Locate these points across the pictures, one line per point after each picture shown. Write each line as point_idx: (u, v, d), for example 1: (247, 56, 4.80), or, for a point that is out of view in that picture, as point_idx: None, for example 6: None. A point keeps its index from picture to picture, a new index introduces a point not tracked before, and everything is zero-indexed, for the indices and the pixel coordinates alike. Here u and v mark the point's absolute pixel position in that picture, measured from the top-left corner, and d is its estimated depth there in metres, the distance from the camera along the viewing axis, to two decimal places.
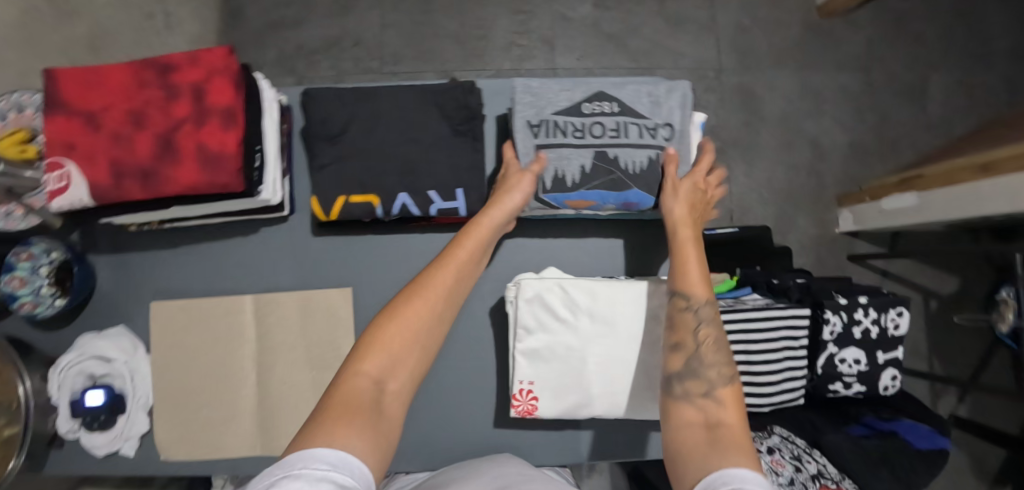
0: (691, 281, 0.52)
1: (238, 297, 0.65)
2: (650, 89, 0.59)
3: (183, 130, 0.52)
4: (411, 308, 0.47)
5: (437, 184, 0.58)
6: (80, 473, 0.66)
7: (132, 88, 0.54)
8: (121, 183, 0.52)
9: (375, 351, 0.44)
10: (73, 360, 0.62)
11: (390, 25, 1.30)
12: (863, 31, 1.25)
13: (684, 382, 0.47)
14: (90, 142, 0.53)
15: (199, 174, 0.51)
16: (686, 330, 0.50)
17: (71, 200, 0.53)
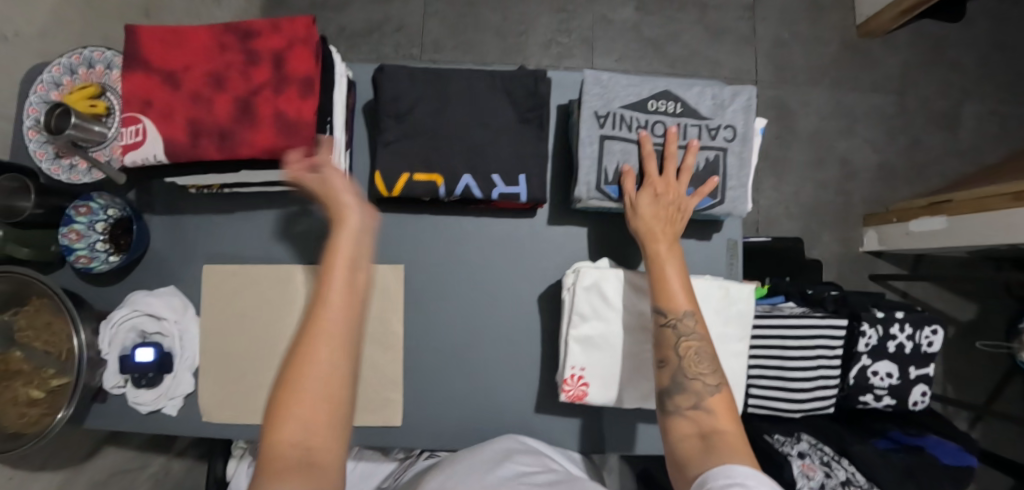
0: (671, 293, 0.51)
1: (290, 266, 0.66)
2: (714, 91, 0.59)
3: (262, 95, 0.53)
4: (314, 343, 0.40)
5: (501, 169, 0.59)
6: (120, 429, 0.67)
7: (212, 50, 0.55)
8: (198, 142, 0.53)
9: (287, 410, 0.38)
10: (125, 315, 0.63)
11: (433, 14, 1.31)
12: (900, 54, 1.26)
13: (672, 399, 0.47)
14: (167, 99, 0.54)
15: (276, 138, 0.52)
16: (668, 347, 0.49)
17: (145, 155, 0.54)
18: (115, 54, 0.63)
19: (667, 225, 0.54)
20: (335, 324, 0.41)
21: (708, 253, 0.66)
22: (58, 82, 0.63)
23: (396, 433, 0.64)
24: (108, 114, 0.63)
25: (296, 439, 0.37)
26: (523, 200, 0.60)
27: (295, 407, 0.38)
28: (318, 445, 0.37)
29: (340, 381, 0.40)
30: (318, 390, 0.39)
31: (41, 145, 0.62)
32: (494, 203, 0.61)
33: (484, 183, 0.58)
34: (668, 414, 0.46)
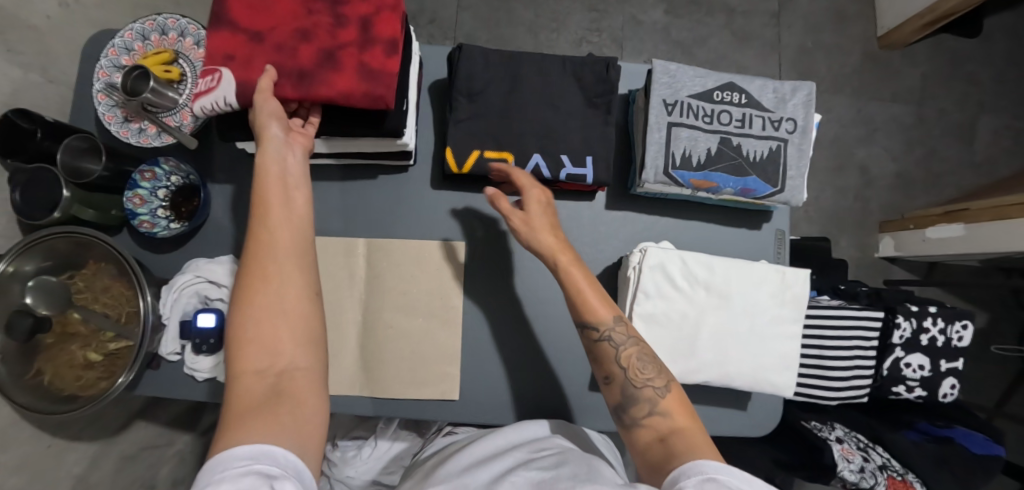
0: (586, 310, 0.51)
1: (350, 239, 0.66)
2: (776, 85, 0.62)
3: (347, 50, 0.53)
4: (259, 282, 0.43)
5: (570, 150, 0.60)
6: (173, 397, 0.66)
7: (299, 8, 0.55)
8: (276, 87, 0.52)
9: (245, 345, 0.41)
10: (187, 281, 0.64)
11: (466, 7, 1.31)
12: (920, 67, 1.33)
13: (628, 413, 0.48)
14: (248, 51, 0.53)
15: (359, 84, 0.52)
16: (610, 361, 0.50)
17: (216, 99, 0.52)
18: (189, 22, 0.64)
19: (556, 235, 0.53)
20: (280, 252, 0.45)
21: (758, 241, 0.68)
22: (130, 47, 0.64)
23: (452, 408, 0.65)
24: (179, 80, 0.64)
25: (262, 368, 0.41)
26: (589, 182, 0.61)
27: (252, 338, 0.42)
28: (289, 371, 0.41)
29: (292, 305, 0.44)
30: (277, 319, 0.43)
31: (110, 108, 0.64)
32: (558, 184, 0.63)
33: (553, 163, 0.60)
34: (629, 429, 0.47)
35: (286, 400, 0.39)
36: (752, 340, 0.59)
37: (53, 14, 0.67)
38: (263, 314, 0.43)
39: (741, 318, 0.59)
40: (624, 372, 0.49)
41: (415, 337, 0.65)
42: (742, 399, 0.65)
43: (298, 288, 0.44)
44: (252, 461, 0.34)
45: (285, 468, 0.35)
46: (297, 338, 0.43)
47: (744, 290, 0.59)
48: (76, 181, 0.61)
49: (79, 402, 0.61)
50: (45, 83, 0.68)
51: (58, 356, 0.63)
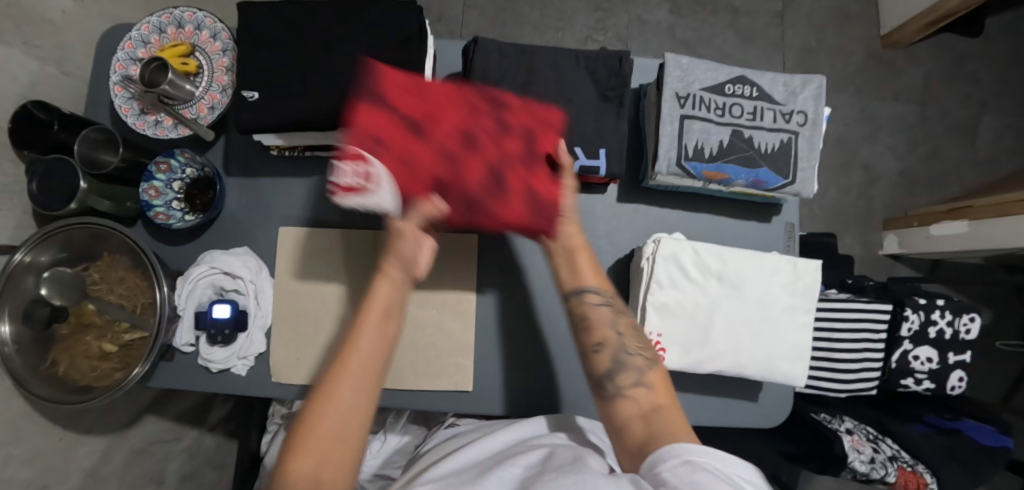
0: (585, 274, 0.54)
1: (365, 232, 0.67)
2: (786, 79, 0.63)
3: (512, 169, 0.51)
4: (338, 388, 0.40)
5: (583, 142, 0.61)
6: (186, 389, 0.67)
7: (463, 110, 0.51)
8: (442, 204, 0.49)
9: (301, 450, 0.37)
10: (203, 272, 0.64)
11: (473, 6, 1.32)
12: (922, 67, 1.34)
13: (614, 379, 0.48)
14: (410, 149, 0.48)
15: (526, 215, 0.51)
16: (605, 328, 0.52)
17: (375, 203, 0.47)
18: (205, 15, 0.65)
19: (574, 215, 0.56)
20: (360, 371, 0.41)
21: (768, 233, 0.69)
22: (146, 40, 0.65)
23: (466, 399, 0.65)
24: (196, 72, 0.65)
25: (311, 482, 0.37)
26: (602, 174, 0.62)
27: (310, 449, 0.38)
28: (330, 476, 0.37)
29: (355, 425, 0.40)
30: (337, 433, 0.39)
31: (127, 100, 0.64)
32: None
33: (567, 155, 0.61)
34: (613, 398, 0.48)
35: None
36: (765, 330, 0.59)
37: (68, 9, 0.68)
38: (338, 421, 0.39)
39: (753, 307, 0.60)
40: (619, 339, 0.51)
41: (429, 328, 0.65)
42: (753, 390, 0.65)
43: (364, 412, 0.40)
44: None
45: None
46: (355, 446, 0.39)
47: (757, 280, 0.60)
48: (93, 172, 0.62)
49: (94, 392, 0.61)
50: (60, 77, 0.68)
51: (74, 347, 0.64)
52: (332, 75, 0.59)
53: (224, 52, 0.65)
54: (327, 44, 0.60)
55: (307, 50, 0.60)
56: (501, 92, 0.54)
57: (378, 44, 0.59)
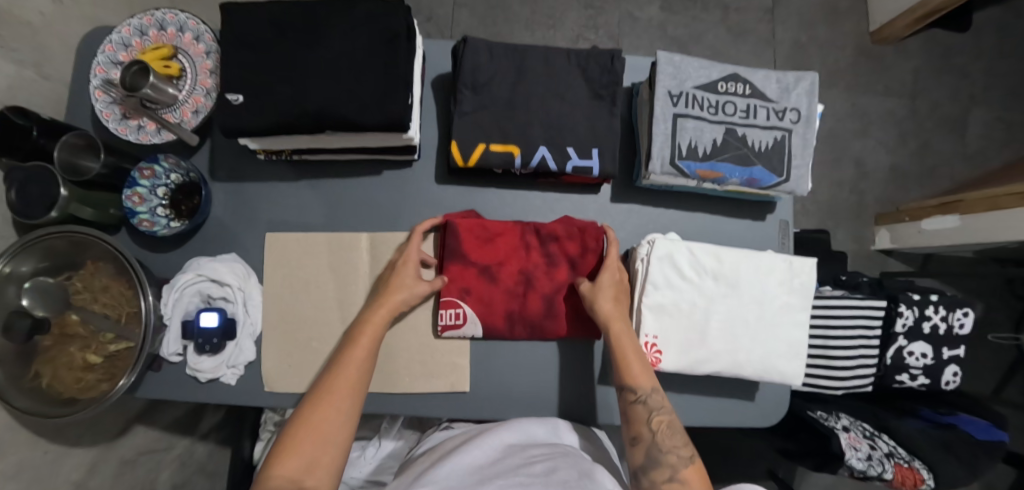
0: (636, 378, 0.54)
1: (353, 235, 0.66)
2: (779, 76, 0.62)
3: (562, 294, 0.63)
4: (329, 391, 0.52)
5: (574, 142, 0.60)
6: (173, 399, 0.65)
7: (522, 250, 0.63)
8: (512, 329, 0.63)
9: (292, 452, 0.47)
10: (190, 279, 0.63)
11: (464, 5, 1.31)
12: (912, 61, 1.35)
13: (648, 476, 0.51)
14: (484, 291, 0.62)
15: (575, 329, 0.63)
16: (641, 423, 0.54)
17: (464, 334, 0.63)
18: (187, 16, 0.63)
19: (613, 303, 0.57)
20: (343, 382, 0.52)
21: (762, 231, 0.68)
22: (127, 43, 0.63)
23: (461, 404, 0.65)
24: (179, 75, 0.63)
25: (296, 478, 0.46)
26: (595, 174, 0.61)
27: (300, 449, 0.47)
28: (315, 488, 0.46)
29: (338, 424, 0.50)
30: (321, 432, 0.49)
31: (108, 105, 0.63)
32: (564, 176, 0.63)
33: (560, 155, 0.60)
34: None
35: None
36: (761, 329, 0.59)
37: (46, 10, 0.66)
38: (328, 424, 0.49)
39: (750, 306, 0.59)
40: (652, 436, 0.53)
41: (423, 332, 0.64)
42: (750, 389, 0.65)
43: (345, 416, 0.51)
44: None
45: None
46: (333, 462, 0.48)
47: (752, 279, 0.59)
48: (75, 180, 0.60)
49: (79, 405, 0.59)
50: (39, 80, 0.67)
51: (58, 359, 0.62)
52: (320, 76, 0.58)
53: (208, 54, 0.63)
54: (311, 43, 0.58)
55: (293, 51, 0.58)
56: (548, 223, 0.64)
57: (365, 44, 0.58)
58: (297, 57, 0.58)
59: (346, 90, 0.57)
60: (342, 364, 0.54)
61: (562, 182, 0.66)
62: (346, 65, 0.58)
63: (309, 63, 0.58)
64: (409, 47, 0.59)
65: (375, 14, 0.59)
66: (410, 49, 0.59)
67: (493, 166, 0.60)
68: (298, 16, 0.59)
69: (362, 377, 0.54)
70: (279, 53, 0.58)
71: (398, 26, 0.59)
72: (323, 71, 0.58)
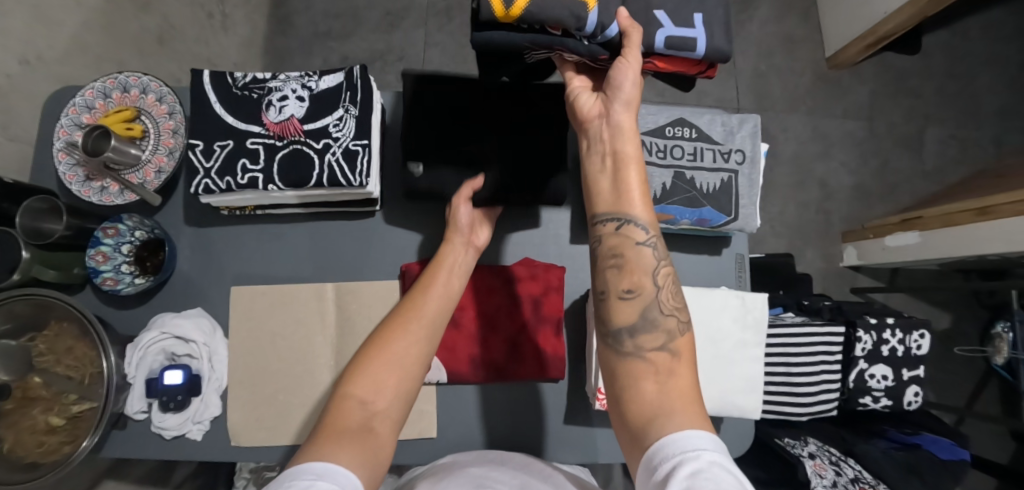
0: (632, 198, 0.44)
1: (319, 285, 0.67)
2: (723, 119, 0.65)
3: (524, 336, 0.64)
4: (408, 323, 0.52)
5: (664, 5, 0.48)
6: (139, 457, 0.65)
7: (484, 294, 0.65)
8: (477, 373, 0.63)
9: (364, 373, 0.48)
10: (154, 337, 0.63)
11: (435, 44, 1.35)
12: (867, 83, 1.41)
13: (638, 338, 0.43)
14: (446, 336, 0.64)
15: (538, 371, 0.63)
16: (642, 273, 0.44)
17: (428, 380, 0.63)
18: (151, 79, 0.65)
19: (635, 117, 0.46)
20: (422, 321, 0.53)
21: (718, 266, 0.70)
22: (91, 105, 0.64)
23: (432, 446, 0.65)
24: (142, 136, 0.64)
25: (366, 399, 0.46)
26: (699, 51, 0.48)
27: (372, 371, 0.48)
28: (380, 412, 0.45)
29: (415, 357, 0.50)
30: (404, 367, 0.49)
31: (71, 167, 0.64)
32: (650, 59, 0.49)
33: (643, 22, 0.47)
34: (630, 354, 0.43)
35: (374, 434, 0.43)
36: (717, 366, 0.61)
37: (13, 73, 0.67)
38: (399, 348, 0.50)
39: (705, 345, 0.61)
40: (656, 292, 0.44)
41: None
42: (714, 422, 0.66)
43: (420, 353, 0.51)
44: (318, 478, 0.35)
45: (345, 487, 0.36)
46: (398, 387, 0.48)
47: (705, 316, 0.61)
48: (37, 241, 0.60)
49: (41, 470, 0.58)
50: (5, 142, 0.68)
51: (19, 423, 0.60)
52: (278, 135, 0.59)
53: (171, 115, 0.65)
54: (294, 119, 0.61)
55: (253, 112, 0.60)
56: (508, 266, 0.67)
57: (323, 104, 0.60)
58: (257, 119, 0.60)
59: (304, 150, 0.59)
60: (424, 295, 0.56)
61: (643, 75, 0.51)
62: (304, 124, 0.59)
63: (268, 124, 0.59)
64: (365, 108, 0.60)
65: (336, 78, 0.61)
66: (366, 111, 0.60)
67: (552, 14, 0.42)
68: (260, 81, 0.61)
69: (438, 318, 0.54)
70: (240, 114, 0.60)
71: (354, 85, 0.60)
72: (281, 131, 0.59)
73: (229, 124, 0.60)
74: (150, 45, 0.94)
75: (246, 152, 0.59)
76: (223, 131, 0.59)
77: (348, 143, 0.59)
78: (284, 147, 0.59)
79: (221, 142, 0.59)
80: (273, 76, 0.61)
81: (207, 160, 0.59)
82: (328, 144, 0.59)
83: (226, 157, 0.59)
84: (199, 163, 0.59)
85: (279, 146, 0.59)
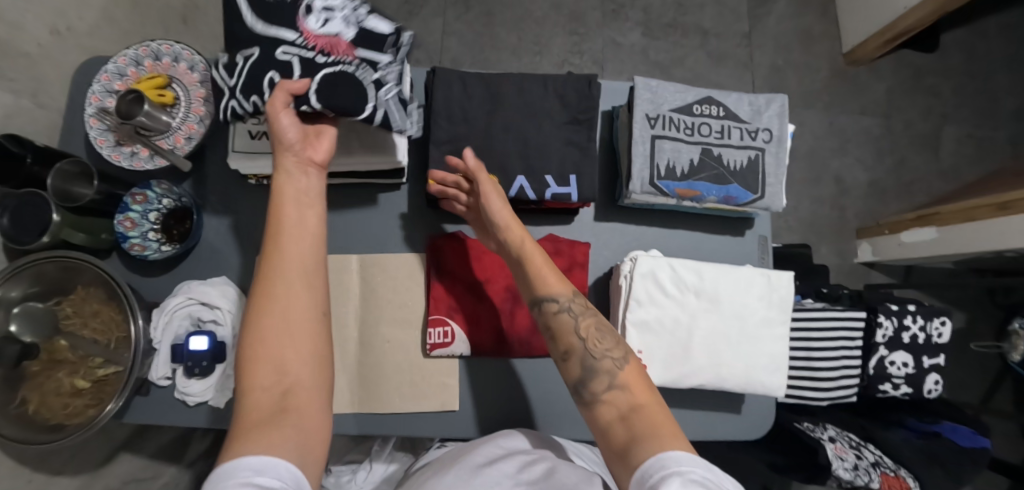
0: (546, 282, 0.52)
1: (343, 257, 0.67)
2: (751, 99, 0.65)
3: None
4: (279, 289, 0.46)
5: (553, 169, 0.61)
6: (161, 424, 0.65)
7: (508, 268, 0.65)
8: (501, 346, 0.64)
9: (257, 363, 0.43)
10: (180, 303, 0.64)
11: (453, 32, 1.35)
12: (883, 80, 1.41)
13: (588, 387, 0.47)
14: (472, 307, 0.64)
15: None
16: (569, 334, 0.50)
17: (452, 352, 0.63)
18: (183, 47, 0.65)
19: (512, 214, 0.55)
20: (296, 276, 0.47)
21: (742, 247, 0.70)
22: (123, 72, 0.65)
23: (453, 419, 0.65)
24: (173, 104, 0.65)
25: (269, 384, 0.43)
26: (574, 200, 0.62)
27: (266, 352, 0.43)
28: (295, 387, 0.43)
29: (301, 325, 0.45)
30: (295, 335, 0.45)
31: (102, 133, 0.64)
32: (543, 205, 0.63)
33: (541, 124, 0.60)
34: (590, 404, 0.47)
35: (292, 416, 0.41)
36: (743, 342, 0.61)
37: (44, 42, 0.68)
38: (285, 319, 0.45)
39: (731, 321, 0.61)
40: (583, 344, 0.49)
41: (413, 350, 0.65)
42: (737, 402, 0.66)
43: (307, 312, 0.46)
44: (257, 474, 0.35)
45: (286, 481, 0.36)
46: (305, 358, 0.45)
47: (732, 292, 0.61)
48: (66, 203, 0.61)
49: (65, 430, 0.58)
50: (35, 109, 0.68)
51: (45, 385, 0.61)
52: (324, 53, 0.52)
53: (202, 83, 0.66)
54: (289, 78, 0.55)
55: (287, 19, 0.51)
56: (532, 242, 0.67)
57: (370, 36, 0.54)
58: (291, 26, 0.51)
59: (355, 77, 0.51)
60: (281, 260, 0.47)
61: (545, 209, 0.67)
62: (356, 49, 0.53)
63: (305, 34, 0.52)
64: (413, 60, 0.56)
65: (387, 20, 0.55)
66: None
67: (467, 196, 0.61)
68: None
69: (308, 270, 0.48)
70: (273, 20, 0.51)
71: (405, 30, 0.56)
72: (328, 49, 0.52)
73: (263, 32, 0.51)
74: (175, 22, 0.94)
75: (280, 67, 0.50)
76: (253, 38, 0.51)
77: (404, 85, 0.54)
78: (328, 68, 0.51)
79: (251, 52, 0.51)
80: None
81: (231, 79, 0.51)
82: (382, 79, 0.53)
83: (253, 70, 0.50)
84: (223, 80, 0.52)
85: (323, 64, 0.51)
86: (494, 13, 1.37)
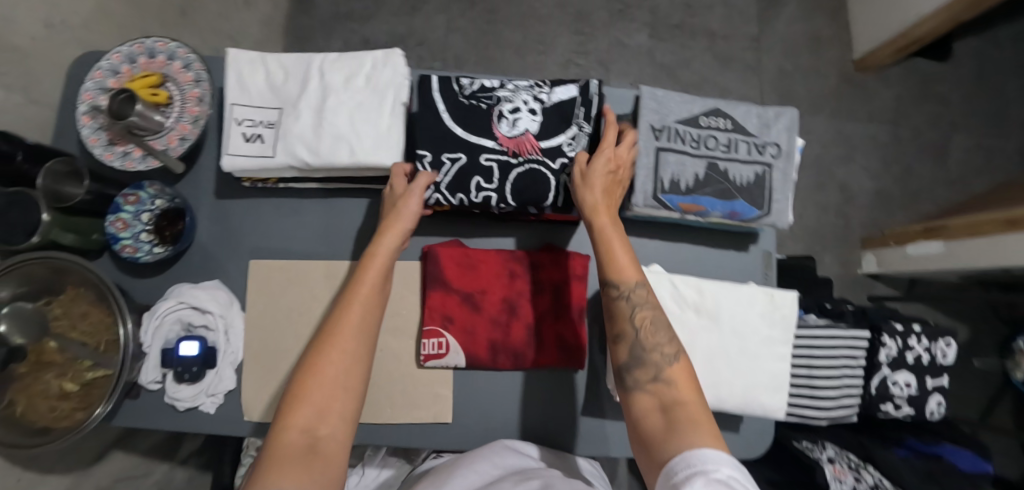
0: (617, 264, 0.53)
1: (338, 264, 0.66)
2: (759, 111, 0.63)
3: (545, 323, 0.63)
4: (341, 335, 0.49)
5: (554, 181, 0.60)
6: (149, 429, 0.64)
7: (505, 279, 0.64)
8: (495, 358, 0.62)
9: (302, 400, 0.45)
10: (170, 307, 0.63)
11: (456, 30, 1.33)
12: (893, 88, 1.38)
13: (632, 373, 0.49)
14: (467, 318, 0.63)
15: (557, 358, 0.63)
16: (625, 320, 0.52)
17: (446, 363, 0.62)
18: (177, 45, 0.64)
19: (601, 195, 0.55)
20: (358, 322, 0.50)
21: (745, 262, 0.69)
22: (117, 70, 0.63)
23: (446, 430, 0.64)
24: (167, 103, 0.63)
25: (307, 426, 0.43)
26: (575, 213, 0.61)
27: (314, 391, 0.45)
28: (326, 436, 0.43)
29: (354, 375, 0.48)
30: (341, 380, 0.47)
31: (94, 131, 0.62)
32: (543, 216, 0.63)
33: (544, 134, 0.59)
34: (631, 391, 0.49)
35: (318, 460, 0.41)
36: (743, 361, 0.59)
37: (38, 36, 0.66)
38: (338, 364, 0.47)
39: (731, 340, 0.60)
40: (637, 332, 0.51)
41: (406, 361, 0.64)
42: (735, 421, 0.65)
43: (359, 366, 0.48)
44: None
45: None
46: (344, 411, 0.46)
47: (733, 310, 0.60)
48: (58, 205, 0.59)
49: (52, 434, 0.57)
50: (27, 104, 0.67)
51: (33, 387, 0.60)
52: (514, 151, 0.58)
53: (197, 82, 0.64)
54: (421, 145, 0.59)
55: (484, 124, 0.59)
56: (531, 253, 0.65)
57: (557, 119, 0.60)
58: (489, 132, 0.59)
59: (541, 169, 0.58)
60: (354, 310, 0.51)
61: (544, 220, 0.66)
62: (540, 141, 0.59)
63: (502, 139, 0.59)
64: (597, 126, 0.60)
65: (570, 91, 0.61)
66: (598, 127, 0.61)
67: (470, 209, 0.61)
68: (488, 90, 0.61)
69: (367, 324, 0.51)
70: (470, 125, 0.59)
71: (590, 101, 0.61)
72: (517, 147, 0.59)
73: (461, 136, 0.59)
74: (174, 15, 0.93)
75: (480, 169, 0.58)
76: (455, 144, 0.58)
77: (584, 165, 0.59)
78: (520, 165, 0.58)
79: (453, 155, 0.58)
80: (501, 86, 0.62)
81: (437, 173, 0.58)
82: (565, 164, 0.59)
83: (457, 173, 0.58)
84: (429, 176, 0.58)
85: (515, 163, 0.58)
86: (498, 11, 1.35)
